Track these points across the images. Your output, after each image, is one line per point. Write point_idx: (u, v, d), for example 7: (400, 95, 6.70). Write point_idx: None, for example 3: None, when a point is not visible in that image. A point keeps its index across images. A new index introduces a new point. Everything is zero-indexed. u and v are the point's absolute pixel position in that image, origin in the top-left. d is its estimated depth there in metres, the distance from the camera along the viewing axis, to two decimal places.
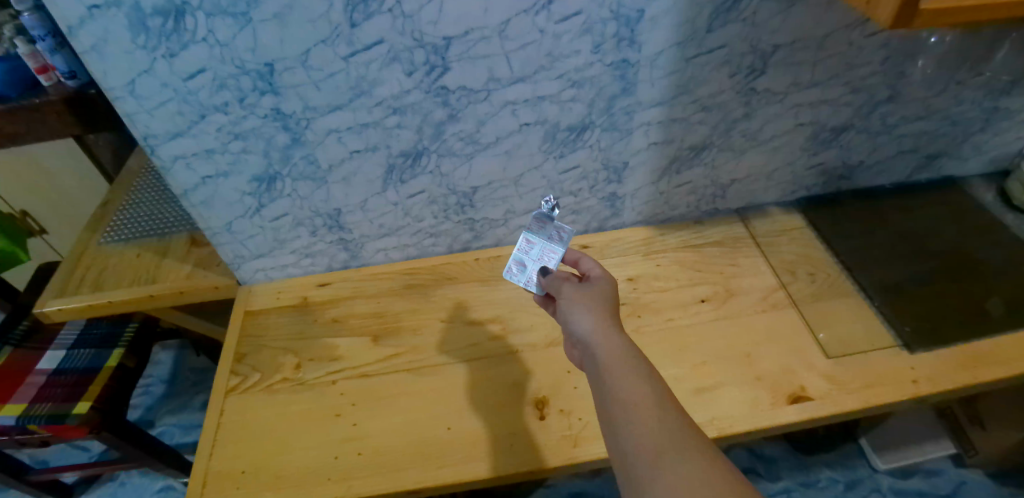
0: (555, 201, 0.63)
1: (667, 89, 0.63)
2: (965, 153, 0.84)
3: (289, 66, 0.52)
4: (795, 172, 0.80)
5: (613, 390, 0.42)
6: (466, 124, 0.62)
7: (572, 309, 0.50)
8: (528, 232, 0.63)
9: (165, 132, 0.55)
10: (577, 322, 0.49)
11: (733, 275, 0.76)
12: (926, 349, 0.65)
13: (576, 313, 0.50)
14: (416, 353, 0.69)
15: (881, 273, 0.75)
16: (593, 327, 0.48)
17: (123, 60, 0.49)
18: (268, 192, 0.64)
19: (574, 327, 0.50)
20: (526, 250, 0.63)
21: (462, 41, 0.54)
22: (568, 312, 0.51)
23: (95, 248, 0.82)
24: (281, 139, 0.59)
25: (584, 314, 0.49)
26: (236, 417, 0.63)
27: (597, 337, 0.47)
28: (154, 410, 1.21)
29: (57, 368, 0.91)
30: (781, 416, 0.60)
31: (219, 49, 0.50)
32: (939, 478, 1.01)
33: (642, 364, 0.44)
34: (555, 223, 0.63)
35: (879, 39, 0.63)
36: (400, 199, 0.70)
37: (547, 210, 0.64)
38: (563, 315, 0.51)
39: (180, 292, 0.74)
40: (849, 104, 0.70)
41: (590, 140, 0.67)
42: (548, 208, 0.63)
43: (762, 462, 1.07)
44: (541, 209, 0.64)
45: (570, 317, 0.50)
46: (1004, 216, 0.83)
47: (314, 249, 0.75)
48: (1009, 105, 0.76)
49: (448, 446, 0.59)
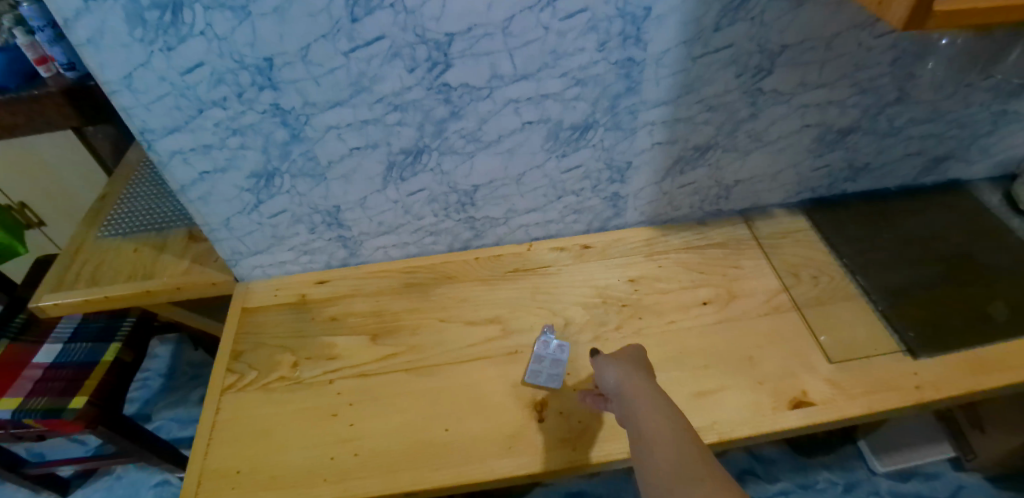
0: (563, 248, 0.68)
1: (671, 88, 0.62)
2: (971, 157, 0.83)
3: (289, 61, 0.51)
4: (800, 173, 0.79)
5: (642, 437, 0.46)
6: (467, 122, 0.61)
7: (605, 368, 0.55)
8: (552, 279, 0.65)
9: (162, 127, 0.55)
10: (608, 379, 0.54)
11: (736, 277, 0.75)
12: (930, 355, 0.65)
13: (608, 371, 0.55)
14: (415, 353, 0.68)
15: (885, 278, 0.74)
16: (623, 381, 0.53)
17: (120, 53, 0.48)
18: (267, 189, 0.64)
19: (607, 384, 0.54)
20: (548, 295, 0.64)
21: (465, 37, 0.53)
22: (601, 369, 0.56)
23: (92, 242, 0.81)
24: (280, 135, 0.58)
25: (614, 371, 0.54)
26: (231, 415, 0.62)
27: (627, 389, 0.51)
28: (152, 404, 1.20)
29: (54, 362, 0.91)
30: (783, 422, 0.59)
31: (217, 43, 0.49)
32: (938, 481, 1.01)
33: (670, 410, 0.48)
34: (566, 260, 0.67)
35: (888, 39, 0.62)
36: (400, 196, 0.69)
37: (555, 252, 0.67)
38: (597, 370, 0.56)
39: (177, 288, 0.74)
40: (856, 105, 0.69)
41: (593, 139, 0.66)
42: None
43: (760, 463, 1.07)
44: None
45: (603, 376, 0.55)
46: (1009, 220, 0.82)
47: (313, 247, 0.74)
48: (1017, 108, 0.75)
49: (445, 448, 0.58)
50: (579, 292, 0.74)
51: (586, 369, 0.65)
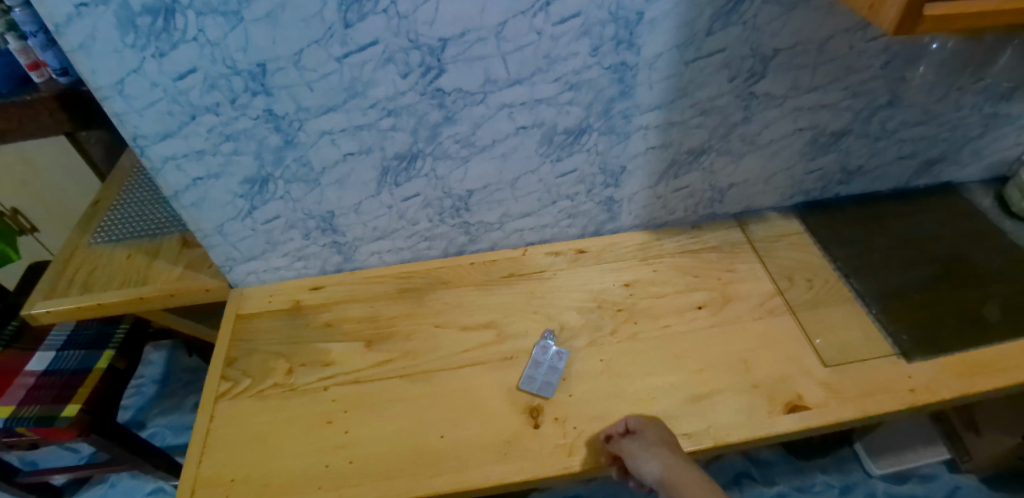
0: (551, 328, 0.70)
1: (665, 92, 0.62)
2: (963, 159, 0.83)
3: (282, 66, 0.51)
4: (794, 177, 0.79)
5: None
6: (461, 127, 0.61)
7: (643, 461, 0.53)
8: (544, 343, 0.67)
9: (155, 132, 0.54)
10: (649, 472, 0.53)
11: (731, 280, 0.75)
12: (925, 358, 0.65)
13: (650, 466, 0.53)
14: (410, 358, 0.68)
15: (879, 281, 0.74)
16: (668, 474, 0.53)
17: (112, 59, 0.48)
18: (260, 194, 0.63)
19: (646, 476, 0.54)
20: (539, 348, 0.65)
21: (459, 42, 0.53)
22: (637, 463, 0.53)
23: (84, 248, 0.80)
24: (273, 141, 0.58)
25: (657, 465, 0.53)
26: (225, 423, 0.62)
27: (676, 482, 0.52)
28: (146, 411, 1.19)
29: (46, 370, 0.90)
30: (778, 426, 0.59)
31: (210, 49, 0.48)
32: (934, 483, 1.01)
33: None
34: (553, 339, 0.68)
35: (879, 43, 0.62)
36: (394, 202, 0.69)
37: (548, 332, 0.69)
38: (636, 465, 0.53)
39: (171, 295, 0.73)
40: (848, 108, 0.69)
41: (587, 143, 0.66)
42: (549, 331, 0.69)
43: (757, 466, 1.07)
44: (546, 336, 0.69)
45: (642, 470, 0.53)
46: (1002, 222, 0.83)
47: (307, 252, 0.74)
48: (1007, 111, 0.76)
49: (441, 455, 0.58)
50: (574, 296, 0.74)
51: (582, 374, 0.65)
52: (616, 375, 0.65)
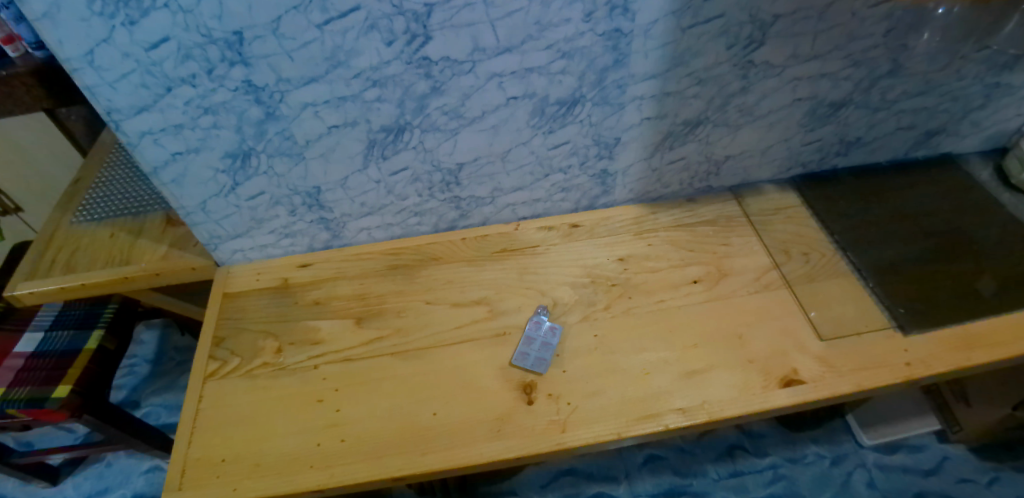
0: (542, 306, 0.69)
1: (660, 61, 0.60)
2: (963, 130, 0.82)
3: (260, 34, 0.49)
4: (791, 148, 0.78)
5: None
6: (449, 98, 0.59)
7: None
8: (535, 330, 0.66)
9: (129, 106, 0.52)
10: None
11: (725, 255, 0.74)
12: (920, 331, 0.64)
13: None
14: (402, 336, 0.67)
15: (875, 254, 0.74)
16: None
17: (77, 28, 0.45)
18: (242, 170, 0.61)
19: None
20: (529, 341, 0.65)
21: (444, 8, 0.50)
22: None
23: (65, 228, 0.78)
24: (254, 113, 0.56)
25: None
26: (213, 403, 0.61)
27: None
28: (139, 391, 1.19)
29: (35, 351, 0.89)
30: (772, 400, 0.59)
31: (182, 16, 0.46)
32: (923, 454, 1.02)
33: None
34: (545, 323, 0.67)
35: (882, 9, 0.60)
36: (381, 176, 0.67)
37: (541, 311, 0.68)
38: None
39: (156, 274, 0.72)
40: (849, 77, 0.67)
41: (579, 115, 0.64)
42: (540, 315, 0.68)
43: (748, 438, 1.08)
44: (537, 315, 0.68)
45: None
46: (1000, 194, 0.82)
47: (295, 229, 0.72)
48: (1011, 81, 0.74)
49: (433, 433, 0.58)
50: (567, 272, 0.73)
51: (575, 350, 0.64)
52: (609, 351, 0.64)
